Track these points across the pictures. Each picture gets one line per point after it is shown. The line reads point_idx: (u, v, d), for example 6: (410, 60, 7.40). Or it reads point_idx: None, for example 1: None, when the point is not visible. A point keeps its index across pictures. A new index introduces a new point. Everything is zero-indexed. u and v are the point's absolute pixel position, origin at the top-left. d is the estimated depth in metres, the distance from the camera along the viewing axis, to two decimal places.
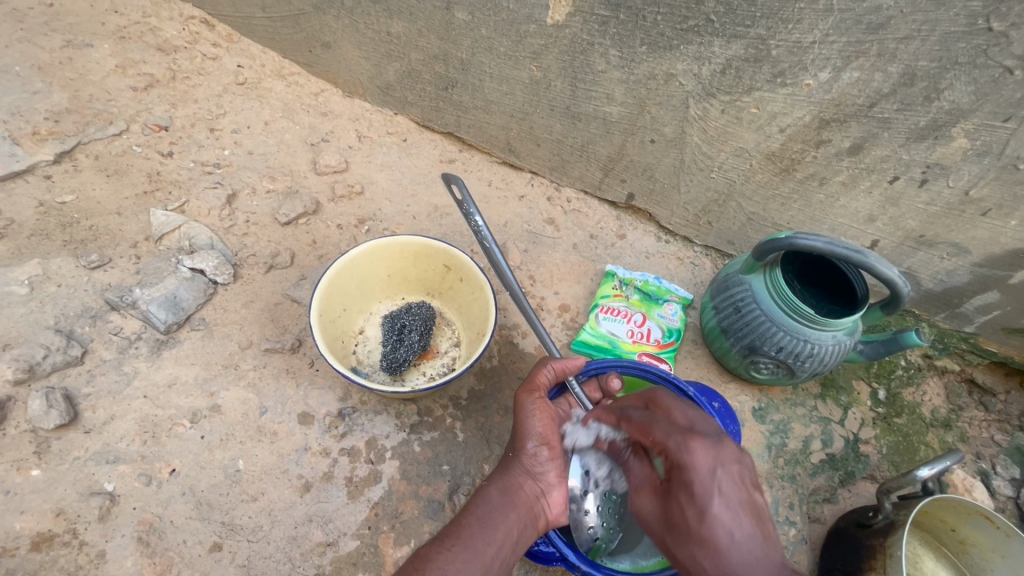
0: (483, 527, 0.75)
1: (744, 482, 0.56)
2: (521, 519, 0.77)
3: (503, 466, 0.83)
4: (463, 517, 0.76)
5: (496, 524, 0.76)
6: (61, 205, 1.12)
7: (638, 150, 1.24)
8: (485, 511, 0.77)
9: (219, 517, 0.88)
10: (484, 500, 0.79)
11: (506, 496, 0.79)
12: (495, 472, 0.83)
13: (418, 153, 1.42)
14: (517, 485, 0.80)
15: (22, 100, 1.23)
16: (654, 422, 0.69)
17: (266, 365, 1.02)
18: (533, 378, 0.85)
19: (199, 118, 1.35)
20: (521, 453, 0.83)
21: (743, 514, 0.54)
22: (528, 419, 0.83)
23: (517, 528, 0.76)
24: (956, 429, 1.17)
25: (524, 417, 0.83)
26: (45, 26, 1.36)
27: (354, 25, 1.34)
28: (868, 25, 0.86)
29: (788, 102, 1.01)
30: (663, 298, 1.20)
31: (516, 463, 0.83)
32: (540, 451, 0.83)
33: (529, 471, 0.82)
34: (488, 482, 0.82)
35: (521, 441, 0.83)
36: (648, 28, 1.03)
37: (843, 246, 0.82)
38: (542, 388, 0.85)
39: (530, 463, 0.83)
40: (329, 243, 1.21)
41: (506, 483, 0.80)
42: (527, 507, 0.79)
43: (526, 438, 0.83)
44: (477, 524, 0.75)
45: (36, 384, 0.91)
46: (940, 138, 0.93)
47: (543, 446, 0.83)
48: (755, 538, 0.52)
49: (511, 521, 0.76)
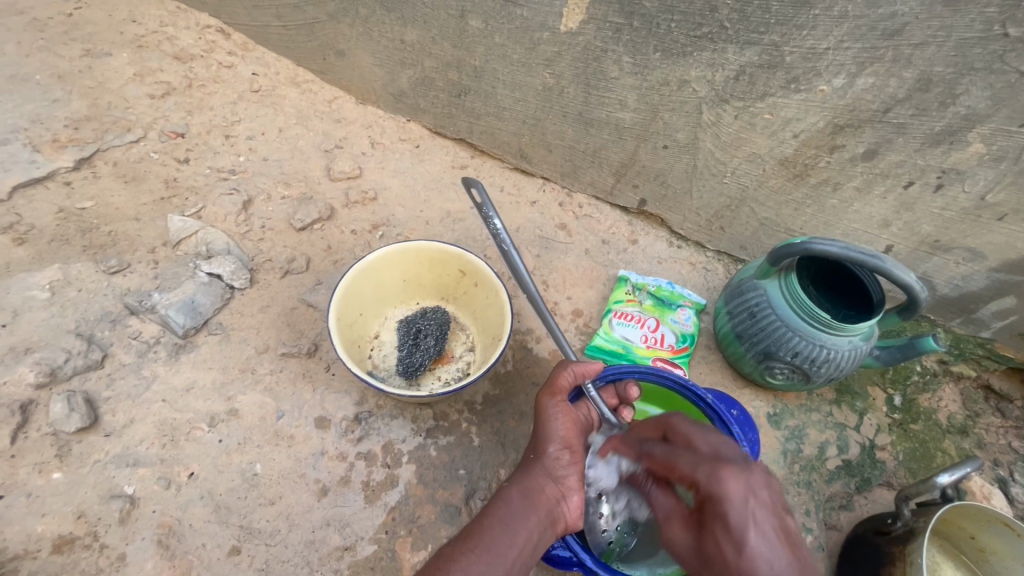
0: (503, 529, 0.74)
1: (778, 508, 0.50)
2: (541, 522, 0.76)
3: (522, 468, 0.82)
4: (483, 519, 0.76)
5: (518, 526, 0.75)
6: (80, 211, 1.13)
7: (650, 156, 1.25)
8: (507, 513, 0.76)
9: (238, 521, 0.88)
10: (504, 500, 0.78)
11: (526, 498, 0.78)
12: (516, 473, 0.83)
13: (431, 159, 1.43)
14: (538, 486, 0.79)
15: (43, 108, 1.25)
16: (677, 454, 0.63)
17: (283, 370, 1.02)
18: (555, 381, 0.86)
19: (214, 125, 1.36)
20: (543, 455, 0.82)
21: (780, 543, 0.48)
22: (551, 422, 0.83)
23: (537, 529, 0.76)
24: (974, 436, 1.16)
25: (547, 419, 0.84)
26: (65, 36, 1.39)
27: (368, 34, 1.35)
28: (884, 31, 0.86)
29: (803, 107, 1.01)
30: (676, 303, 1.21)
31: (536, 464, 0.82)
32: (561, 455, 0.83)
33: (550, 474, 0.81)
34: (508, 483, 0.81)
35: (543, 443, 0.83)
36: (661, 35, 1.04)
37: (860, 250, 0.82)
38: (564, 392, 0.85)
39: (551, 466, 0.81)
40: (344, 248, 1.22)
41: (525, 485, 0.80)
42: (546, 508, 0.78)
43: (549, 440, 0.82)
44: (497, 525, 0.74)
45: (58, 388, 0.92)
46: (956, 143, 0.93)
47: (565, 449, 0.83)
48: (798, 573, 0.46)
49: (532, 524, 0.75)
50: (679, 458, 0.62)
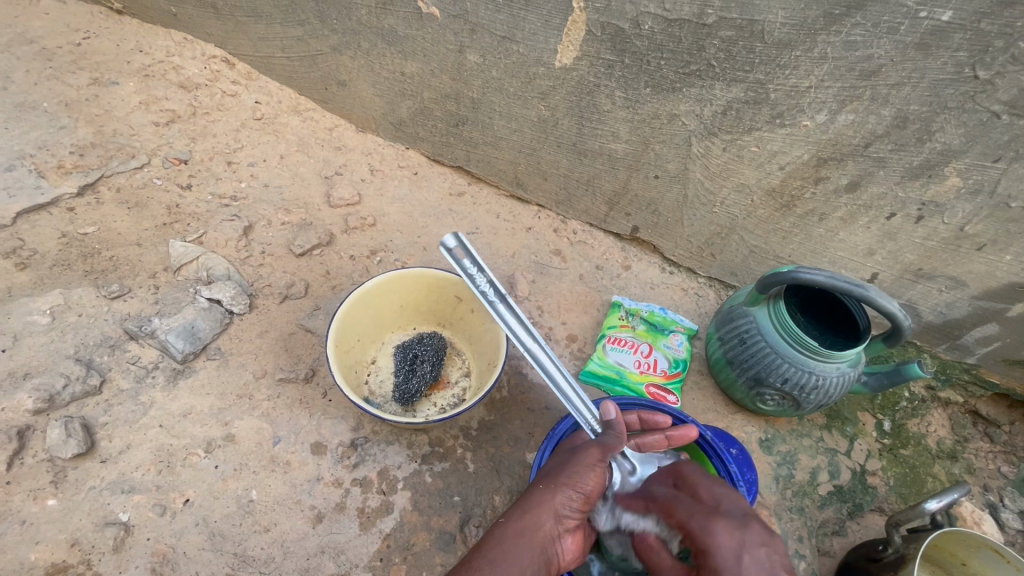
0: (493, 573, 0.67)
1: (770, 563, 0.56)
2: (533, 564, 0.69)
3: (527, 500, 0.74)
4: (472, 559, 0.68)
5: (508, 569, 0.68)
6: (83, 237, 1.15)
7: (642, 185, 1.29)
8: (499, 554, 0.69)
9: (232, 549, 0.88)
10: (498, 537, 0.71)
11: (522, 535, 0.70)
12: (517, 503, 0.74)
13: (428, 186, 1.47)
14: (538, 523, 0.71)
15: (49, 135, 1.28)
16: (678, 501, 0.69)
17: (280, 395, 1.03)
18: (609, 442, 0.79)
19: (217, 152, 1.40)
20: (552, 494, 0.73)
21: None
22: (585, 470, 0.75)
23: (527, 572, 0.69)
24: (963, 461, 1.18)
25: (575, 462, 0.76)
26: (73, 65, 1.44)
27: (369, 66, 1.40)
28: (861, 72, 0.91)
29: (787, 141, 1.05)
30: (669, 329, 1.24)
31: (546, 498, 0.73)
32: (574, 499, 0.74)
33: (555, 513, 0.73)
34: (506, 514, 0.73)
35: (558, 481, 0.74)
36: (652, 72, 1.08)
37: (845, 280, 0.85)
38: (611, 451, 0.78)
39: (560, 504, 0.73)
40: (342, 274, 1.24)
41: (525, 521, 0.71)
42: (541, 549, 0.71)
43: (572, 483, 0.74)
44: (490, 566, 0.67)
45: (55, 413, 0.93)
46: (934, 177, 0.97)
47: (580, 495, 0.74)
48: None
49: (523, 567, 0.68)
50: (680, 506, 0.68)
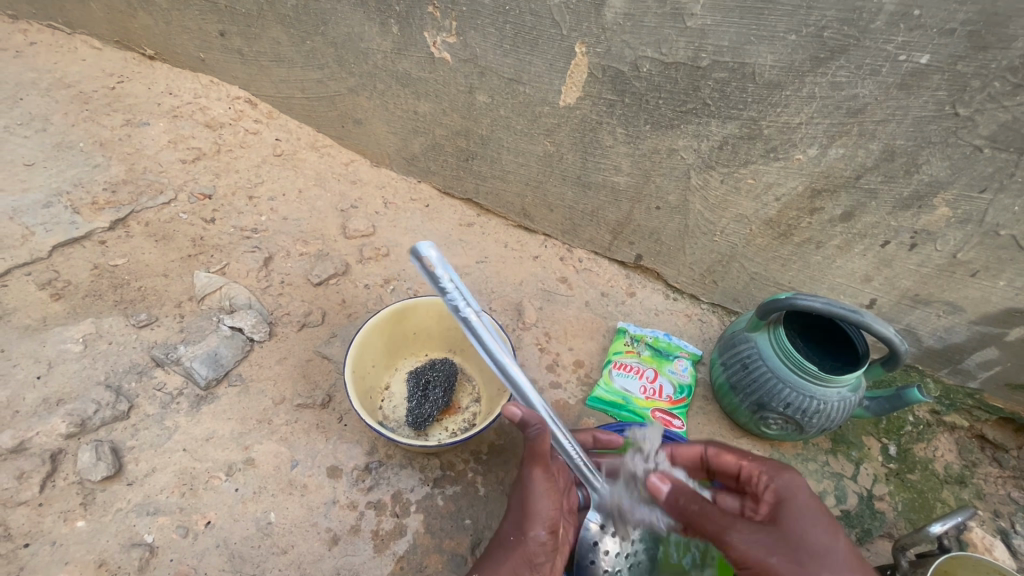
0: None
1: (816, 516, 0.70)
2: None
3: (498, 556, 0.75)
4: None
5: None
6: (113, 268, 1.22)
7: (644, 216, 1.34)
8: None
9: (251, 570, 0.91)
10: None
11: None
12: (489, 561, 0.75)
13: (439, 218, 1.53)
14: None
15: (84, 173, 1.37)
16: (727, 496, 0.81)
17: (298, 420, 1.07)
18: (537, 448, 0.77)
19: (239, 187, 1.47)
20: (523, 542, 0.74)
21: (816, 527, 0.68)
22: (539, 498, 0.75)
23: None
24: (972, 486, 1.18)
25: (531, 496, 0.75)
26: (108, 108, 1.54)
27: (384, 105, 1.48)
28: (848, 110, 0.96)
29: (782, 173, 1.10)
30: (673, 354, 1.27)
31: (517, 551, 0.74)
32: (544, 539, 0.74)
33: (527, 560, 0.74)
34: None
35: (526, 525, 0.75)
36: (650, 110, 1.15)
37: (841, 306, 0.88)
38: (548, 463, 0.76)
39: (530, 551, 0.74)
40: (358, 302, 1.29)
41: None
42: None
43: (535, 522, 0.74)
44: None
45: (85, 438, 0.97)
46: (924, 207, 1.01)
47: (549, 532, 0.74)
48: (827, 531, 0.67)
49: None
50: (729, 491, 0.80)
